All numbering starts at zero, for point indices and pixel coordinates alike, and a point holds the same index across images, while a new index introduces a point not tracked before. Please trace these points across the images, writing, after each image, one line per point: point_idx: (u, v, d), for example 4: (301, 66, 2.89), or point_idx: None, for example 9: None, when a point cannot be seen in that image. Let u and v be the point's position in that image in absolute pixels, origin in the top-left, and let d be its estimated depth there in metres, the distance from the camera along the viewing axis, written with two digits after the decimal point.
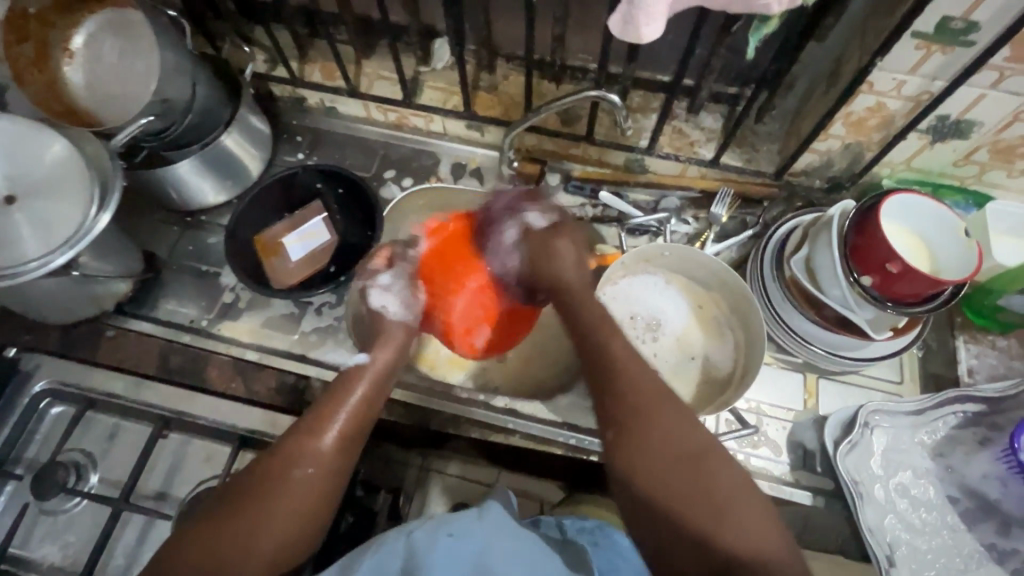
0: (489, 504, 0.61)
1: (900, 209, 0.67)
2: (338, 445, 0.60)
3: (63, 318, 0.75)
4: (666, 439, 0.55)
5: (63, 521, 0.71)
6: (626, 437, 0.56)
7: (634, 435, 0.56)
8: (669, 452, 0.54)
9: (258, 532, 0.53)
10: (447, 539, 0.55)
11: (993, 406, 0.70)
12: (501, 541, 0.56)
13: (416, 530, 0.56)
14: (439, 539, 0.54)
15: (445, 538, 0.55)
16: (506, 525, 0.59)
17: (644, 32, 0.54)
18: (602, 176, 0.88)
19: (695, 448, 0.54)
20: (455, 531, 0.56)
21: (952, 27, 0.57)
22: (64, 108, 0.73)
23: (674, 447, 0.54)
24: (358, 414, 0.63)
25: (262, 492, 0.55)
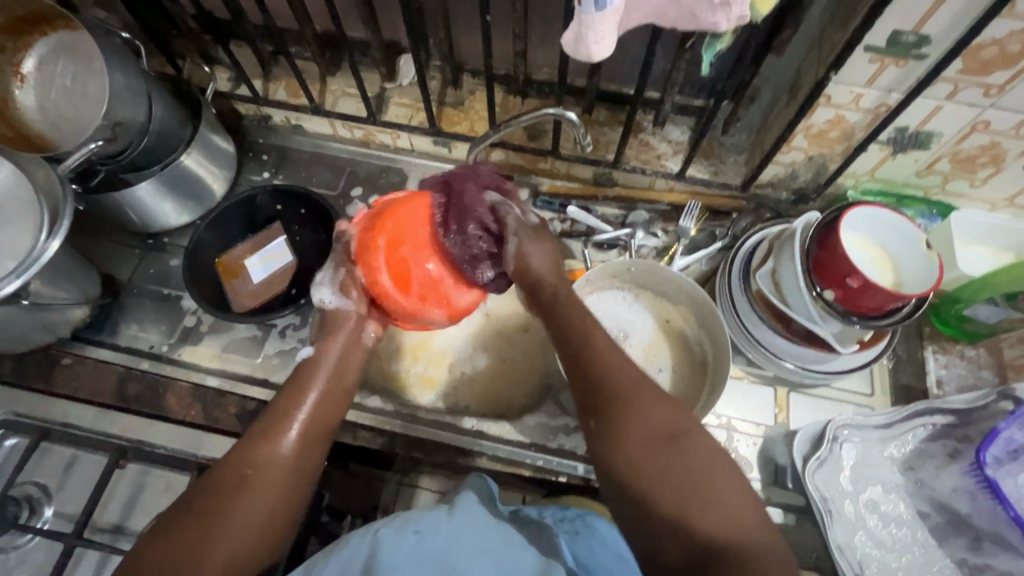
0: (456, 501, 0.58)
1: (861, 222, 0.67)
2: (303, 443, 0.58)
3: (18, 347, 0.74)
4: (644, 426, 0.51)
5: (14, 559, 0.69)
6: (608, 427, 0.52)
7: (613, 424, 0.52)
8: (649, 432, 0.50)
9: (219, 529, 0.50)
10: (411, 538, 0.52)
11: (962, 418, 0.69)
12: (466, 535, 0.53)
13: (380, 528, 0.53)
14: (404, 539, 0.52)
15: (411, 536, 0.52)
16: (476, 517, 0.55)
17: (595, 50, 0.52)
18: (570, 192, 0.86)
19: (676, 425, 0.51)
20: (421, 529, 0.53)
21: (904, 41, 0.57)
22: (15, 135, 0.71)
23: (652, 432, 0.50)
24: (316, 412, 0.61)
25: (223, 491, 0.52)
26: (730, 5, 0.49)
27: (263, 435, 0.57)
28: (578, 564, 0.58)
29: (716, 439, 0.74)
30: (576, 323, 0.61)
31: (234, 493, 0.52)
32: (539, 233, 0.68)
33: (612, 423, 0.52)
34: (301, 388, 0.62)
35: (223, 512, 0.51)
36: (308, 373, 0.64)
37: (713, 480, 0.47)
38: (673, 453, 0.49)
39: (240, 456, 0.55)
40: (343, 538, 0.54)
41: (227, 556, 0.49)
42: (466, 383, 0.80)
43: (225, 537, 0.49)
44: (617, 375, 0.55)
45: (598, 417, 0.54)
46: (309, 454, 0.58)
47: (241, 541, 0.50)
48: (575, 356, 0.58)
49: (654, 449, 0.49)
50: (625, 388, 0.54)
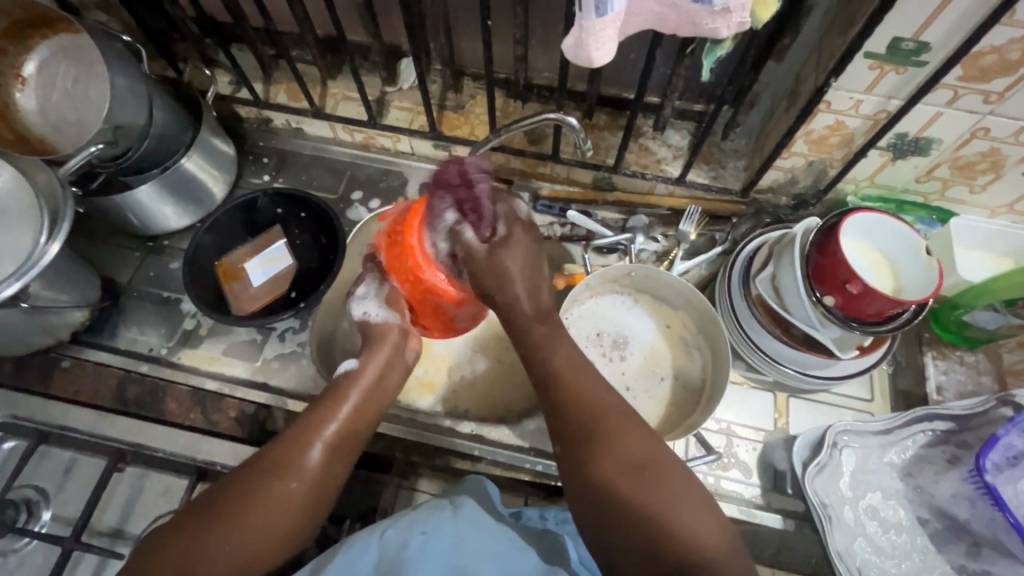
0: (462, 501, 0.59)
1: (861, 228, 0.67)
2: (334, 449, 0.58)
3: (18, 350, 0.74)
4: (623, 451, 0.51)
5: (12, 562, 0.69)
6: (586, 452, 0.52)
7: (591, 449, 0.52)
8: (621, 460, 0.50)
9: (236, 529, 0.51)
10: (418, 539, 0.53)
11: (961, 424, 0.69)
12: (472, 539, 0.55)
13: (388, 530, 0.54)
14: (411, 540, 0.53)
15: (418, 537, 0.53)
16: (483, 522, 0.57)
17: (596, 55, 0.52)
18: (570, 196, 0.86)
19: (647, 450, 0.51)
20: (428, 530, 0.54)
21: (904, 48, 0.57)
22: (15, 137, 0.71)
23: (630, 457, 0.50)
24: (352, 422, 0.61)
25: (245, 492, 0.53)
26: (730, 11, 0.49)
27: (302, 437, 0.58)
28: (583, 566, 0.60)
29: (715, 444, 0.73)
30: (539, 351, 0.59)
31: (261, 488, 0.53)
32: (495, 253, 0.60)
33: (586, 450, 0.52)
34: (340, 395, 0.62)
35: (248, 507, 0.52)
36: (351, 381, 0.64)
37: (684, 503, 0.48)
38: (646, 480, 0.49)
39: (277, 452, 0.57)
40: (351, 536, 0.55)
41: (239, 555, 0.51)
42: (465, 387, 0.80)
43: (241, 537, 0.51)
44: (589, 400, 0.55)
45: (570, 444, 0.53)
46: (338, 462, 0.58)
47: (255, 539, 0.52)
48: (543, 385, 0.58)
49: (626, 475, 0.49)
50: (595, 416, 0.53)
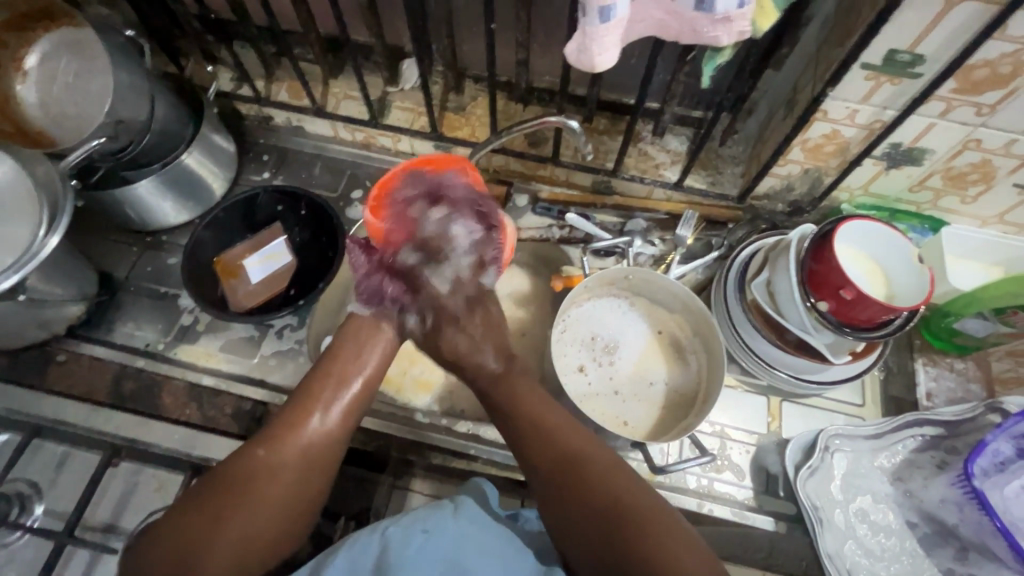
0: (463, 501, 0.59)
1: (855, 235, 0.68)
2: (326, 432, 0.59)
3: (13, 342, 0.73)
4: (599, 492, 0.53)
5: (3, 556, 0.68)
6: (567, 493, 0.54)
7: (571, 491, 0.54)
8: (598, 498, 0.53)
9: (233, 518, 0.52)
10: (420, 537, 0.53)
11: (951, 429, 0.71)
12: (473, 537, 0.55)
13: (389, 528, 0.54)
14: (411, 539, 0.53)
15: (419, 536, 0.53)
16: (483, 521, 0.57)
17: (598, 61, 0.53)
18: (570, 200, 0.87)
19: (617, 483, 0.54)
20: (429, 529, 0.54)
21: (899, 60, 0.58)
22: (15, 129, 0.71)
23: (607, 497, 0.53)
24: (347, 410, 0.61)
25: (243, 479, 0.54)
26: (731, 20, 0.50)
27: (289, 423, 0.58)
28: None
29: (709, 447, 0.74)
30: (510, 404, 0.62)
31: (257, 476, 0.54)
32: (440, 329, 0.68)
33: (570, 488, 0.54)
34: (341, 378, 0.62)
35: (243, 495, 0.53)
36: (336, 362, 0.63)
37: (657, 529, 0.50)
38: (618, 516, 0.51)
39: (265, 439, 0.57)
40: (351, 534, 0.55)
41: (235, 542, 0.51)
42: (462, 387, 0.80)
43: (238, 524, 0.52)
44: (560, 441, 0.57)
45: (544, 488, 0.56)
46: (331, 443, 0.59)
47: (250, 527, 0.52)
48: (516, 428, 0.60)
49: (600, 511, 0.52)
50: (566, 457, 0.56)
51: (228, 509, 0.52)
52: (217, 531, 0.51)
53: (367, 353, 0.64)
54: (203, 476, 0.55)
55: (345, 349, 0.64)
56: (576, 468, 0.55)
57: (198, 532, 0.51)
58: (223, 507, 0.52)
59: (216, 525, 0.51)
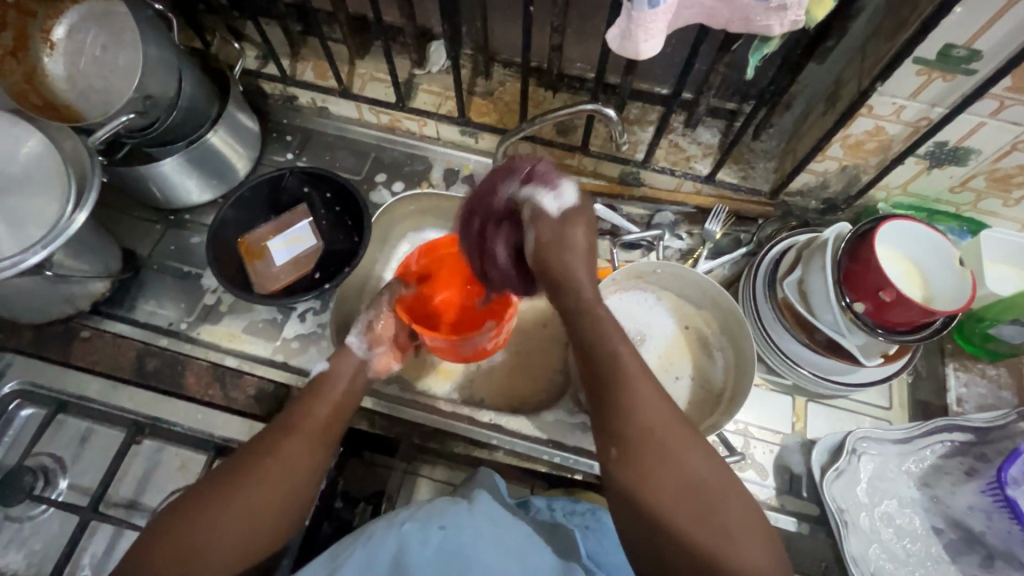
0: (479, 496, 0.58)
1: (896, 236, 0.67)
2: (307, 444, 0.58)
3: (40, 314, 0.74)
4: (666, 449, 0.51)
5: (28, 529, 0.69)
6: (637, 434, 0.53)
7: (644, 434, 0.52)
8: (667, 446, 0.52)
9: (221, 520, 0.51)
10: (436, 534, 0.52)
11: (980, 436, 0.70)
12: (489, 534, 0.53)
13: (406, 524, 0.53)
14: (428, 535, 0.52)
15: (436, 532, 0.52)
16: (497, 516, 0.55)
17: (643, 49, 0.51)
18: (597, 189, 0.85)
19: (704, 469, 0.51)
20: (446, 525, 0.53)
21: (954, 55, 0.56)
22: (43, 102, 0.70)
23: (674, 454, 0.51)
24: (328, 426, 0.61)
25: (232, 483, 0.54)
26: (786, 9, 0.48)
27: (286, 433, 0.58)
28: (591, 560, 0.60)
29: (734, 445, 0.73)
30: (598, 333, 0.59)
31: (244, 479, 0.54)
32: (565, 224, 0.63)
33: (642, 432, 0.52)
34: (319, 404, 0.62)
35: (234, 499, 0.53)
36: (330, 391, 0.64)
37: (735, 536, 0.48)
38: (688, 475, 0.50)
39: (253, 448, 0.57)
40: (367, 527, 0.54)
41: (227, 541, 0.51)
42: (483, 377, 0.80)
43: (226, 525, 0.51)
44: (644, 408, 0.53)
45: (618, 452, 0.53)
46: (314, 454, 0.58)
47: (242, 531, 0.52)
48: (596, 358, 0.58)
49: (672, 471, 0.50)
50: (654, 428, 0.53)
51: (224, 509, 0.52)
52: (210, 535, 0.51)
53: (344, 376, 0.66)
54: (204, 479, 0.55)
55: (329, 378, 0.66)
56: (658, 435, 0.52)
57: (187, 538, 0.50)
58: (215, 507, 0.52)
59: (213, 522, 0.51)
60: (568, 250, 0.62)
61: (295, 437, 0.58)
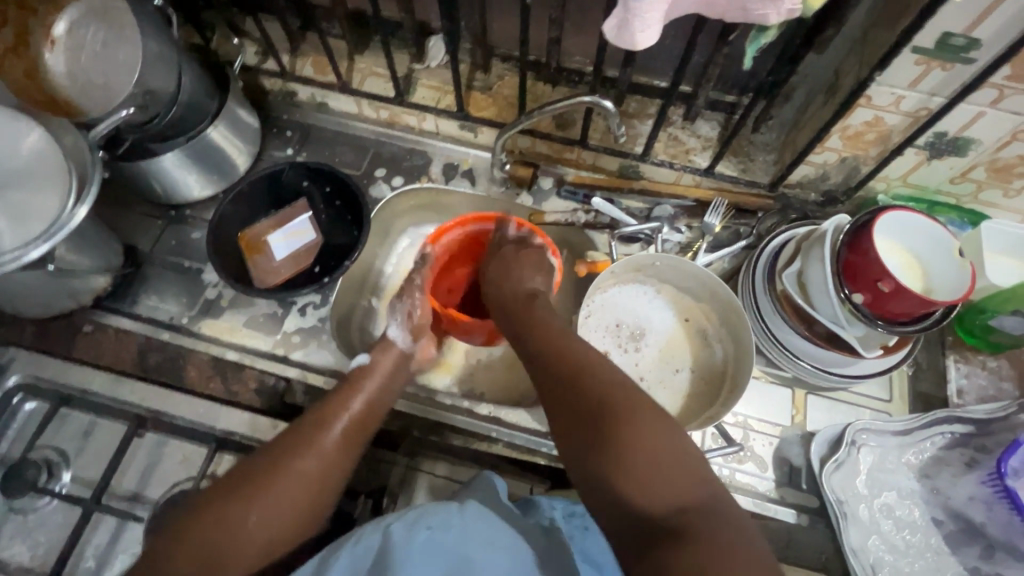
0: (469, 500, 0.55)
1: (895, 227, 0.66)
2: (344, 442, 0.59)
3: (43, 309, 0.74)
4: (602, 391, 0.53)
5: (33, 521, 0.70)
6: (570, 388, 0.55)
7: (574, 385, 0.55)
8: (600, 395, 0.53)
9: (249, 511, 0.52)
10: (423, 534, 0.50)
11: (981, 428, 0.70)
12: (486, 535, 0.52)
13: (392, 524, 0.51)
14: (416, 535, 0.50)
15: (423, 532, 0.50)
16: (494, 519, 0.54)
17: (639, 39, 0.51)
18: (596, 182, 0.85)
19: (624, 406, 0.52)
20: (433, 525, 0.51)
21: (953, 44, 0.56)
22: (44, 97, 0.72)
23: (604, 396, 0.53)
24: (362, 417, 0.62)
25: (264, 474, 0.54)
26: None
27: (317, 422, 0.60)
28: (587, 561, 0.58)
29: (733, 437, 0.73)
30: (528, 322, 0.65)
31: (276, 471, 0.55)
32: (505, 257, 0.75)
33: (572, 386, 0.55)
34: (347, 395, 0.64)
35: (270, 488, 0.53)
36: (359, 379, 0.66)
37: (659, 465, 0.48)
38: (619, 420, 0.50)
39: (287, 440, 0.58)
40: (356, 530, 0.52)
41: (261, 532, 0.52)
42: (482, 370, 0.82)
43: (259, 518, 0.52)
44: (573, 364, 0.57)
45: (547, 404, 0.57)
46: (349, 454, 0.60)
47: (273, 532, 0.52)
48: (528, 340, 0.64)
49: (600, 413, 0.52)
50: (583, 377, 0.55)
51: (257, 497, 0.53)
52: (242, 534, 0.51)
53: (382, 370, 0.68)
54: (229, 471, 0.55)
55: (368, 373, 0.67)
56: (589, 384, 0.54)
57: (217, 535, 0.50)
58: (249, 492, 0.53)
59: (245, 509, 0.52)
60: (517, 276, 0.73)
61: (333, 434, 0.59)
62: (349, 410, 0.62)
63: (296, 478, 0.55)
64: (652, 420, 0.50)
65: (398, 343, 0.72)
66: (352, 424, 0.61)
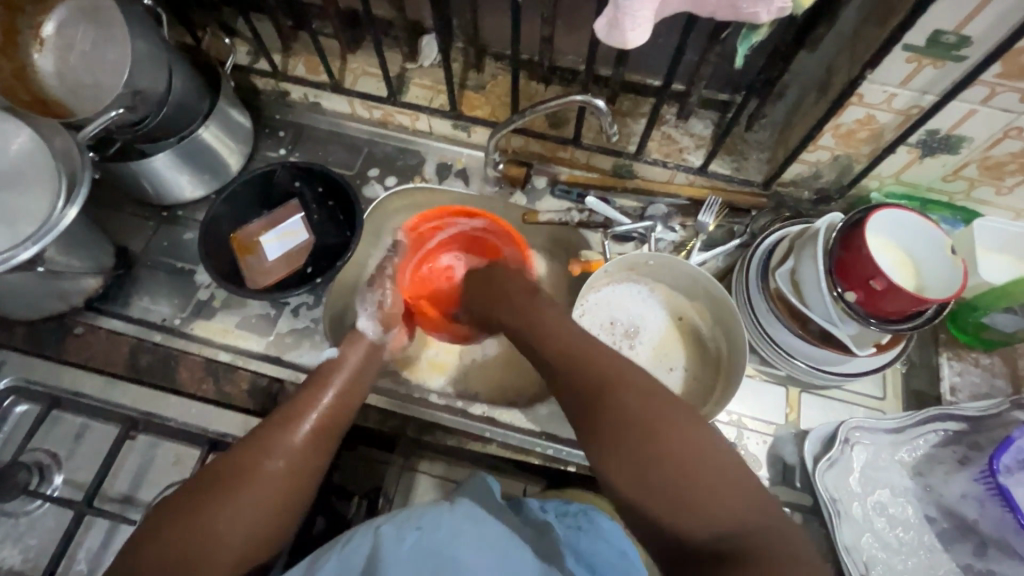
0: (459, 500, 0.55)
1: (888, 225, 0.67)
2: (313, 439, 0.59)
3: (33, 311, 0.74)
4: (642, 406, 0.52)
5: (24, 524, 0.69)
6: (605, 406, 0.54)
7: (610, 403, 0.53)
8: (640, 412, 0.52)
9: (223, 512, 0.51)
10: (413, 535, 0.50)
11: (974, 425, 0.70)
12: (471, 535, 0.51)
13: (383, 524, 0.51)
14: (405, 536, 0.50)
15: (412, 533, 0.50)
16: (480, 517, 0.53)
17: (630, 37, 0.50)
18: (589, 182, 0.85)
19: (665, 420, 0.51)
20: (423, 526, 0.51)
21: (944, 41, 0.56)
22: (33, 99, 0.70)
23: (644, 412, 0.52)
24: (334, 410, 0.63)
25: (237, 473, 0.54)
26: None
27: (287, 418, 0.59)
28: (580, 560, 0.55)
29: (727, 436, 0.73)
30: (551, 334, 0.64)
31: (248, 471, 0.54)
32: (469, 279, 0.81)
33: (607, 403, 0.53)
34: (318, 389, 0.64)
35: (242, 487, 0.53)
36: (328, 372, 0.67)
37: (715, 482, 0.47)
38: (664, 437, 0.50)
39: (257, 441, 0.57)
40: (346, 532, 0.52)
41: (238, 535, 0.51)
42: (477, 370, 0.82)
43: (235, 520, 0.51)
44: (607, 378, 0.55)
45: (583, 426, 0.55)
46: (320, 450, 0.59)
47: (250, 534, 0.51)
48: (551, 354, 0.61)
49: (642, 430, 0.51)
50: (620, 391, 0.54)
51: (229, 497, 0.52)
52: (215, 534, 0.50)
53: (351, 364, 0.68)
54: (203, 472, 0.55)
55: (338, 365, 0.68)
56: (626, 400, 0.53)
57: (191, 536, 0.49)
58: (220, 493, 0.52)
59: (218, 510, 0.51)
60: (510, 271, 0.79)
61: (304, 429, 0.59)
62: (320, 403, 0.62)
63: (269, 475, 0.55)
64: (696, 433, 0.50)
65: (368, 335, 0.73)
66: (324, 417, 0.61)
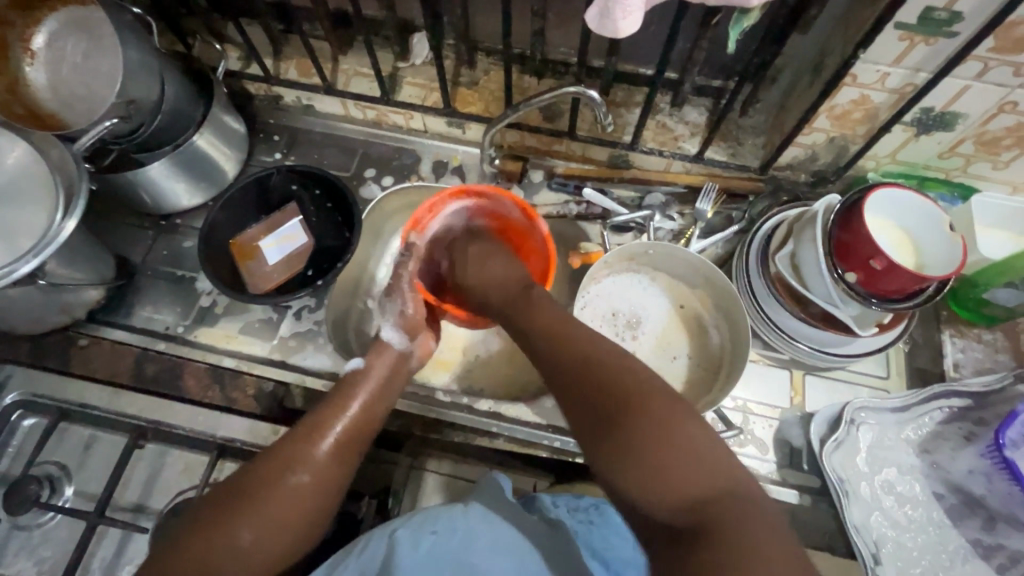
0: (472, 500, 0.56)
1: (885, 204, 0.67)
2: (336, 456, 0.58)
3: (36, 326, 0.74)
4: (626, 382, 0.52)
5: (38, 537, 0.70)
6: (587, 381, 0.54)
7: (593, 379, 0.53)
8: (622, 388, 0.52)
9: (238, 530, 0.52)
10: (429, 538, 0.51)
11: (979, 400, 0.70)
12: (486, 537, 0.52)
13: (398, 528, 0.52)
14: (421, 540, 0.51)
15: (428, 537, 0.51)
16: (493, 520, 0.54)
17: (621, 26, 0.50)
18: (586, 173, 0.85)
19: (648, 398, 0.51)
20: (438, 529, 0.52)
21: (935, 18, 0.56)
22: (25, 112, 0.70)
23: (626, 389, 0.52)
24: (358, 426, 0.61)
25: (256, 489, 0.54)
26: None
27: (310, 433, 0.59)
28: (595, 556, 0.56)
29: (733, 421, 0.74)
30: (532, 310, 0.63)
31: (267, 488, 0.54)
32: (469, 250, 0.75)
33: (591, 380, 0.53)
34: (343, 402, 0.62)
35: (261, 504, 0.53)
36: (356, 382, 0.65)
37: (698, 461, 0.47)
38: (648, 414, 0.49)
39: (278, 455, 0.57)
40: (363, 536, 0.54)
41: (252, 550, 0.52)
42: (481, 365, 0.82)
43: (250, 536, 0.52)
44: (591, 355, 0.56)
45: (568, 404, 0.55)
46: (341, 468, 0.58)
47: (262, 549, 0.52)
48: (534, 335, 0.61)
49: (628, 407, 0.50)
50: (606, 368, 0.54)
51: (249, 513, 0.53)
52: (233, 551, 0.51)
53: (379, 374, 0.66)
54: (225, 482, 0.56)
55: (366, 375, 0.66)
56: (610, 376, 0.53)
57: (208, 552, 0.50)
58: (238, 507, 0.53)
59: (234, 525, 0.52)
60: (490, 265, 0.72)
61: (325, 446, 0.58)
62: (345, 420, 0.61)
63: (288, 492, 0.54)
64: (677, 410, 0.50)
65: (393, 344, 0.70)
66: (347, 434, 0.60)
